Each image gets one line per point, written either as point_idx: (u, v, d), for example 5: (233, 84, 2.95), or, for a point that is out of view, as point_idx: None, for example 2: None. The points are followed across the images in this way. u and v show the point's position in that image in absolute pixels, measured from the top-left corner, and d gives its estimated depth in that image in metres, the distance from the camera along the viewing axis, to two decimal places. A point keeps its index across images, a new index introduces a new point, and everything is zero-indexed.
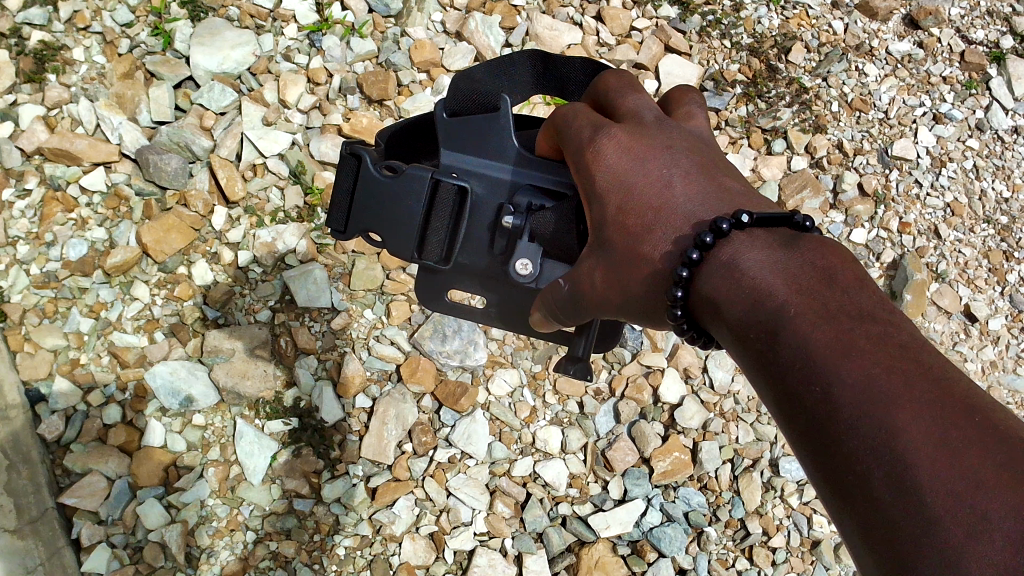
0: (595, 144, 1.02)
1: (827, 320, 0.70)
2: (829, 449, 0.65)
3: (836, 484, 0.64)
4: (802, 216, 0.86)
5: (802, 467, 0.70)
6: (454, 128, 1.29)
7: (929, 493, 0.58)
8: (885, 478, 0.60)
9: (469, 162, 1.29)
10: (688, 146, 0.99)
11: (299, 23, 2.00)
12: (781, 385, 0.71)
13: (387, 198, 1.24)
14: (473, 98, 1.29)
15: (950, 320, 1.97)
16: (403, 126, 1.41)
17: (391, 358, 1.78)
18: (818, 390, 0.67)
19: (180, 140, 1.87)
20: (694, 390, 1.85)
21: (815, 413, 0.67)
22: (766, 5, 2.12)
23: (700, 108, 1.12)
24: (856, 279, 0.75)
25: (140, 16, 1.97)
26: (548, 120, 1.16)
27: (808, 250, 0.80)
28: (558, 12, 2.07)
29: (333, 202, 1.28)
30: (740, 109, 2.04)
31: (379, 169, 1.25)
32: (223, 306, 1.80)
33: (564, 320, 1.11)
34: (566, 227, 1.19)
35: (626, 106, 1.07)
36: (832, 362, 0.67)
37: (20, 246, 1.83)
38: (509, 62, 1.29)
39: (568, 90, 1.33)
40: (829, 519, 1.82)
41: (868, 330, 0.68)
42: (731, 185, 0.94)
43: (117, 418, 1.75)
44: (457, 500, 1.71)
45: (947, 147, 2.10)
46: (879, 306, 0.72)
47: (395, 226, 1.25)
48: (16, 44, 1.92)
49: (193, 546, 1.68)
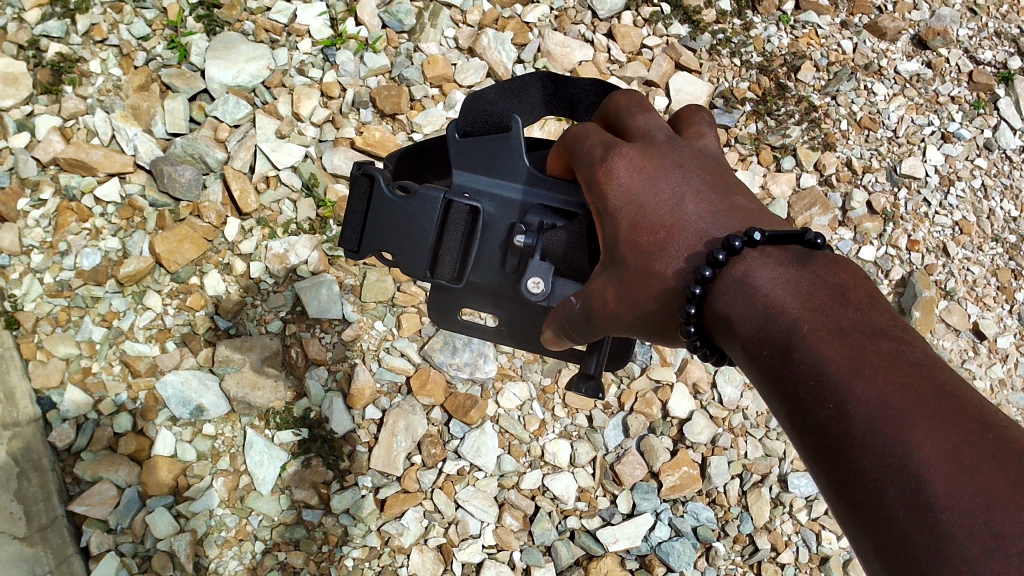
0: (606, 162, 1.03)
1: (841, 338, 0.71)
2: (841, 465, 0.66)
3: (849, 500, 0.65)
4: (812, 234, 0.87)
5: (814, 482, 0.70)
6: (467, 148, 1.30)
7: (944, 510, 0.58)
8: (898, 493, 0.61)
9: (481, 182, 1.30)
10: (699, 165, 1.00)
11: (314, 38, 2.02)
12: (795, 401, 0.72)
13: (400, 219, 1.26)
14: (485, 120, 1.30)
15: (959, 338, 1.98)
16: (416, 147, 1.43)
17: (401, 370, 1.78)
18: (832, 406, 0.68)
19: (194, 152, 1.89)
20: (703, 405, 1.84)
21: (828, 428, 0.68)
22: (774, 24, 2.14)
23: (710, 127, 1.13)
24: (868, 298, 0.76)
25: (156, 30, 1.99)
26: (559, 140, 1.17)
27: (821, 268, 0.81)
28: (569, 30, 2.10)
29: (346, 222, 1.30)
30: (750, 126, 2.06)
31: (392, 190, 1.26)
32: (235, 316, 1.82)
33: (575, 338, 1.11)
34: (578, 245, 1.20)
35: (637, 126, 1.09)
36: (847, 379, 0.68)
37: (35, 255, 1.85)
38: (521, 84, 1.32)
39: (577, 113, 1.35)
40: (838, 536, 1.82)
41: (881, 347, 0.69)
42: (741, 204, 0.96)
43: (127, 427, 1.76)
44: (466, 512, 1.72)
45: (955, 166, 2.11)
46: (892, 325, 0.73)
47: (408, 246, 1.27)
48: (35, 57, 1.95)
49: (202, 556, 1.69)
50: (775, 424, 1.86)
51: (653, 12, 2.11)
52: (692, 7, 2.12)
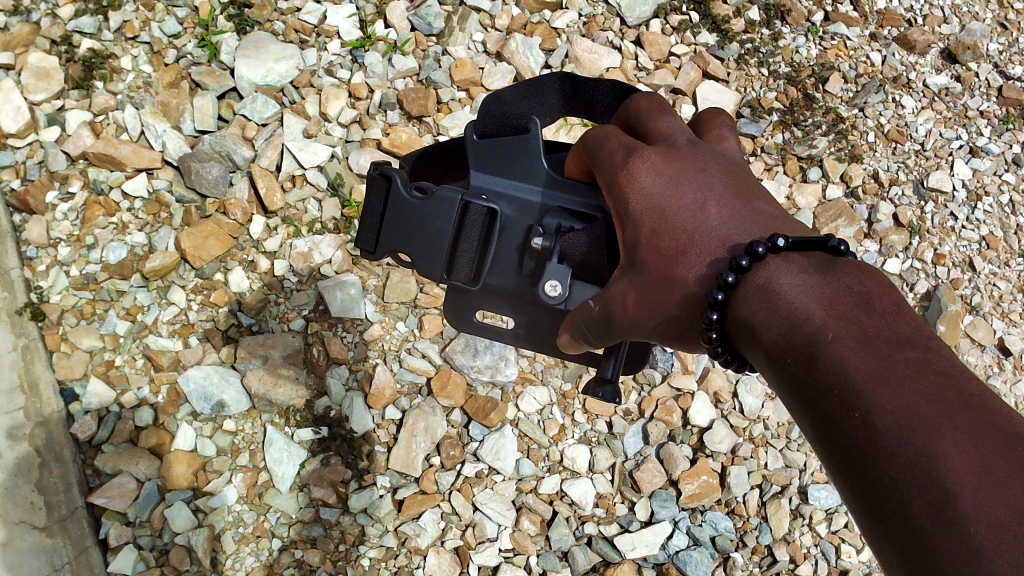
0: (627, 166, 1.02)
1: (866, 346, 0.70)
2: (866, 475, 0.65)
3: (874, 511, 0.64)
4: (836, 240, 0.84)
5: (839, 492, 0.70)
6: (485, 151, 1.29)
7: (973, 524, 0.58)
8: (928, 506, 0.60)
9: (499, 184, 1.30)
10: (721, 170, 1.00)
11: (343, 40, 2.03)
12: (818, 409, 0.71)
13: (417, 219, 1.26)
14: (504, 121, 1.28)
15: (984, 354, 1.97)
16: (430, 151, 1.44)
17: (422, 371, 1.79)
18: (857, 414, 0.67)
19: (221, 149, 1.90)
20: (724, 415, 1.84)
21: (853, 438, 0.67)
22: (804, 35, 2.14)
23: (731, 131, 1.12)
24: (893, 304, 0.75)
25: (187, 28, 2.01)
26: (578, 142, 1.16)
27: (844, 274, 0.80)
28: (597, 36, 2.09)
29: (362, 222, 1.30)
30: (776, 136, 2.05)
31: (409, 191, 1.26)
32: (258, 313, 1.82)
33: (592, 342, 1.10)
34: (598, 249, 1.21)
35: (658, 129, 1.08)
36: (872, 389, 0.67)
37: (62, 248, 1.86)
38: (540, 85, 1.28)
39: (596, 112, 1.32)
40: (857, 550, 1.81)
41: (907, 355, 0.68)
42: (764, 210, 0.95)
43: (149, 421, 1.76)
44: (484, 516, 1.71)
45: (983, 181, 2.11)
46: (917, 333, 0.72)
47: (425, 247, 1.27)
48: (66, 52, 1.97)
49: (219, 551, 1.69)
50: (795, 436, 1.85)
51: (681, 20, 2.11)
52: (721, 17, 2.12)
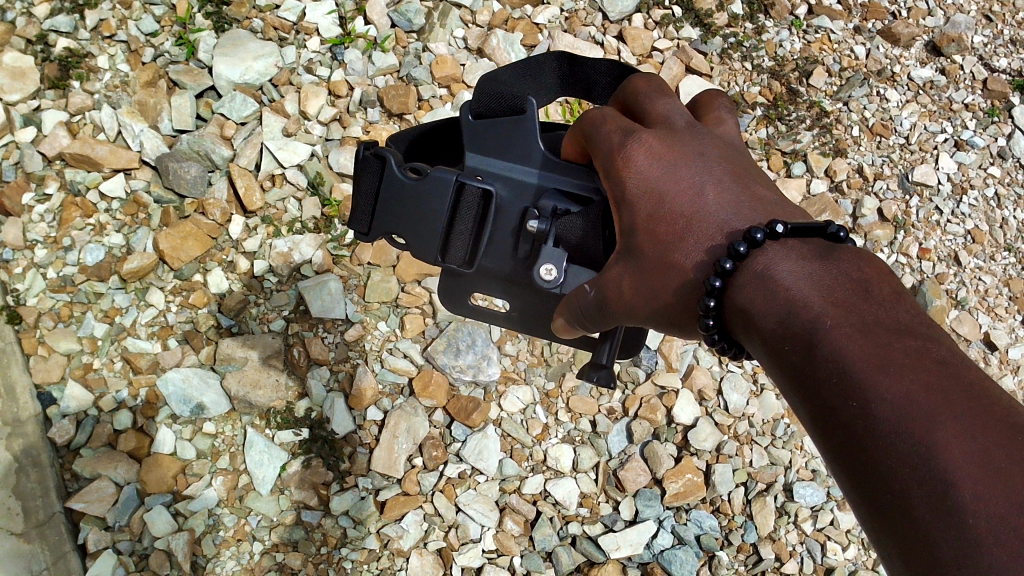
0: (625, 149, 1.00)
1: (865, 334, 0.68)
2: (863, 465, 0.63)
3: (872, 501, 0.62)
4: (835, 227, 0.83)
5: (837, 481, 0.67)
6: (481, 131, 1.26)
7: (971, 516, 0.55)
8: (925, 496, 0.58)
9: (494, 166, 1.26)
10: (720, 154, 0.98)
11: (322, 36, 2.00)
12: (818, 398, 0.69)
13: (411, 201, 1.23)
14: (499, 100, 1.25)
15: (970, 348, 1.96)
16: (429, 129, 1.40)
17: (403, 372, 1.77)
18: (855, 403, 0.65)
19: (199, 149, 1.88)
20: (708, 412, 1.83)
21: (852, 428, 0.65)
22: (787, 29, 2.13)
23: (730, 114, 1.10)
24: (893, 291, 0.73)
25: (164, 26, 1.98)
26: (574, 125, 1.13)
27: (843, 261, 0.77)
28: (580, 31, 2.08)
29: (356, 203, 1.28)
30: (761, 131, 2.04)
31: (404, 171, 1.24)
32: (237, 315, 1.80)
33: (588, 326, 1.07)
34: (594, 234, 1.16)
35: (656, 111, 1.06)
36: (871, 376, 0.64)
37: (38, 250, 1.84)
38: (535, 64, 1.26)
39: (593, 93, 1.31)
40: (843, 547, 1.80)
41: (907, 343, 0.66)
42: (762, 195, 0.93)
43: (127, 424, 1.75)
44: (466, 516, 1.70)
45: (968, 174, 2.10)
46: (918, 320, 0.69)
47: (419, 229, 1.24)
48: (42, 51, 1.95)
49: (199, 555, 1.68)
50: (781, 432, 1.84)
51: (663, 15, 2.09)
52: (704, 10, 2.10)
